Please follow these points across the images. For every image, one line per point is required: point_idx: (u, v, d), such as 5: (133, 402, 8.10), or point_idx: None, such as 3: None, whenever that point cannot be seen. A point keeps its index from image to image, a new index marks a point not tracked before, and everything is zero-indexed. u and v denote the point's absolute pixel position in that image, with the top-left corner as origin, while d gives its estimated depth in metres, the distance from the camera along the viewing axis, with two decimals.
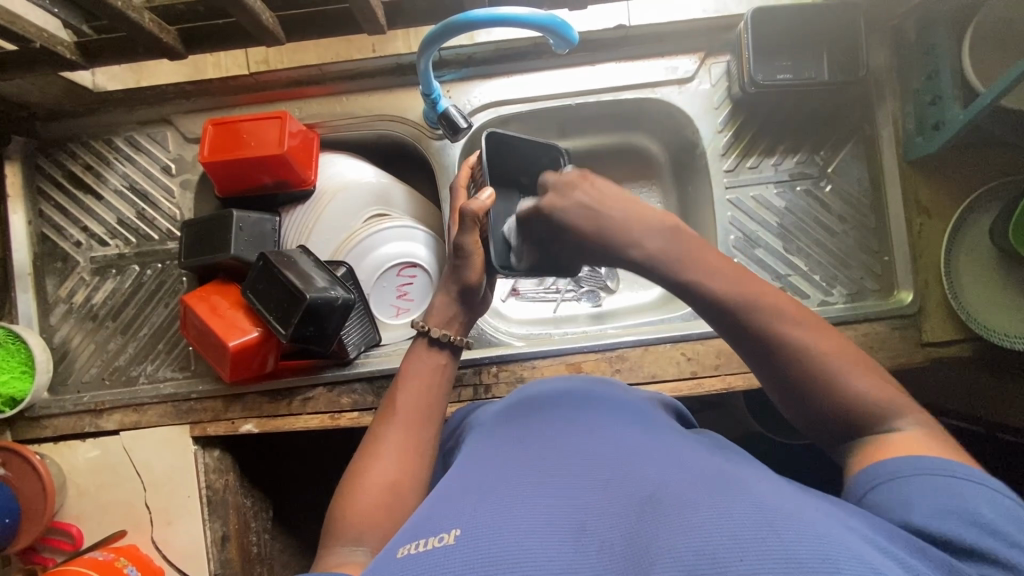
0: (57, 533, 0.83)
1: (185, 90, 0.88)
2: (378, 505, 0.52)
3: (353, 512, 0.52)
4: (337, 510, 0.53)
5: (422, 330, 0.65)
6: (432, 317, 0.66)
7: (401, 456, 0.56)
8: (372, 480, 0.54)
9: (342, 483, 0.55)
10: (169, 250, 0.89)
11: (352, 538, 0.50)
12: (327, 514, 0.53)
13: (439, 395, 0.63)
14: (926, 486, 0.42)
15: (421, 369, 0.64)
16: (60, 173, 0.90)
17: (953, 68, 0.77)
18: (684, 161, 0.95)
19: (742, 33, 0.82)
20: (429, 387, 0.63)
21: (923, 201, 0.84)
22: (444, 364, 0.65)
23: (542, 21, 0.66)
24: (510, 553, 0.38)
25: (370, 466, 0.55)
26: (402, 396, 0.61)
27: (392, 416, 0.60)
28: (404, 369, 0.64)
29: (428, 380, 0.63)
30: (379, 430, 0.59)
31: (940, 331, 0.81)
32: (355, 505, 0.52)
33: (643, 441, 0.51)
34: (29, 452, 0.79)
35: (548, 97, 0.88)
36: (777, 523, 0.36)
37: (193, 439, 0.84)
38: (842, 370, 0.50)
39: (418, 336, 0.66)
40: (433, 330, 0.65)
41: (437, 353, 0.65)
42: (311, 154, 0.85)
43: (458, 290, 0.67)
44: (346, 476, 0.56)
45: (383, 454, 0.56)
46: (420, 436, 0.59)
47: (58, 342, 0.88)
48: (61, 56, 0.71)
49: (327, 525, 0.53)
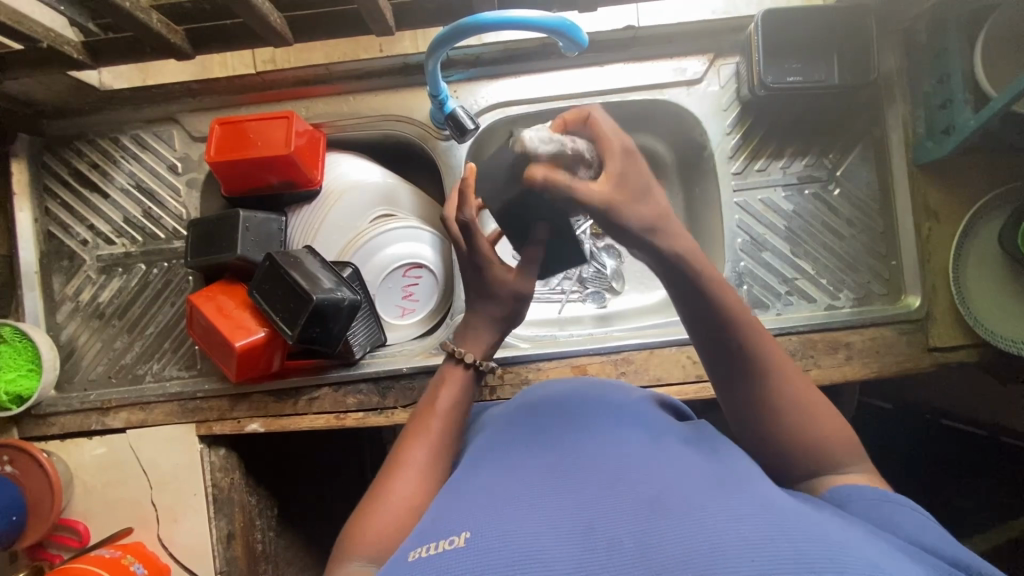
0: (64, 530, 0.83)
1: (191, 88, 0.88)
2: (395, 523, 0.53)
3: (371, 529, 0.52)
4: (355, 524, 0.54)
5: (454, 355, 0.66)
6: (467, 344, 0.66)
7: (425, 473, 0.57)
8: (396, 497, 0.54)
9: (366, 496, 0.56)
10: (175, 248, 0.89)
11: (366, 555, 0.51)
12: (345, 527, 0.54)
13: (461, 418, 0.63)
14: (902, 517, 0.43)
15: (447, 394, 0.63)
16: (66, 172, 0.90)
17: (965, 70, 0.76)
18: (692, 163, 0.94)
19: (752, 34, 0.81)
20: (455, 410, 0.63)
21: (933, 206, 0.83)
22: (469, 390, 0.65)
23: (552, 24, 0.66)
24: (518, 555, 0.38)
25: (393, 480, 0.56)
26: (429, 415, 0.62)
27: (418, 432, 0.60)
28: (434, 389, 0.64)
29: (457, 404, 0.63)
30: (404, 448, 0.59)
31: (946, 336, 0.81)
32: (372, 520, 0.53)
33: (660, 445, 0.50)
34: (37, 450, 0.80)
35: (556, 98, 0.87)
36: (788, 531, 0.37)
37: (200, 437, 0.84)
38: (761, 348, 0.53)
39: (450, 363, 0.66)
40: (479, 364, 0.65)
41: (470, 386, 0.65)
42: (318, 154, 0.85)
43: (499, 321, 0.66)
44: (370, 490, 0.56)
45: (408, 469, 0.57)
46: (443, 457, 0.59)
47: (64, 340, 0.88)
48: (67, 56, 0.71)
49: (342, 540, 0.53)
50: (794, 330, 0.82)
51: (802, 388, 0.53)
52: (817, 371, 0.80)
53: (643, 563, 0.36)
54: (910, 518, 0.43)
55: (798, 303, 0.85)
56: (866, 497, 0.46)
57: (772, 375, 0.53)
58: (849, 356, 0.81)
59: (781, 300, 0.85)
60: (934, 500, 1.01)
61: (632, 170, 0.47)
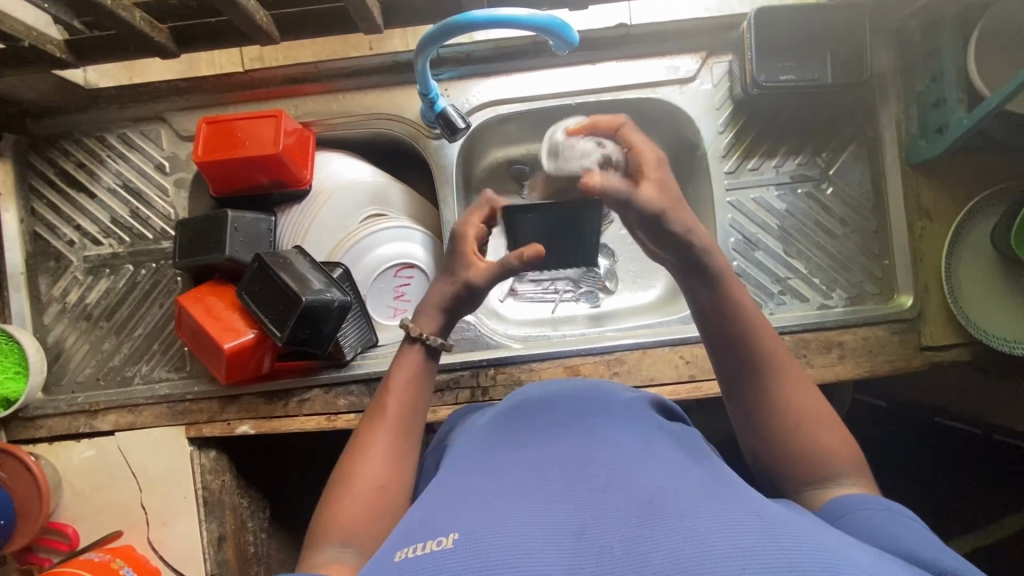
0: (53, 534, 0.82)
1: (179, 87, 0.87)
2: (364, 508, 0.53)
3: (343, 515, 0.52)
4: (325, 512, 0.53)
5: (415, 337, 0.63)
6: (421, 321, 0.63)
7: (391, 459, 0.57)
8: (362, 482, 0.54)
9: (333, 483, 0.55)
10: (163, 249, 0.88)
11: (340, 539, 0.51)
12: (314, 515, 0.54)
13: (421, 398, 0.62)
14: (897, 525, 0.43)
15: (405, 372, 0.62)
16: (52, 172, 0.88)
17: (958, 69, 0.76)
18: (685, 162, 0.94)
19: (745, 33, 0.81)
20: (413, 389, 0.61)
21: (925, 205, 0.83)
22: (428, 367, 0.64)
23: (543, 23, 0.65)
24: (507, 558, 0.38)
25: (360, 466, 0.56)
26: (388, 395, 0.60)
27: (380, 417, 0.59)
28: (392, 369, 0.63)
29: (415, 384, 0.62)
30: (367, 433, 0.58)
31: (939, 335, 0.81)
32: (341, 507, 0.53)
33: (648, 445, 0.50)
34: (24, 454, 0.79)
35: (548, 96, 0.86)
36: (780, 537, 0.36)
37: (189, 439, 0.83)
38: (760, 330, 0.56)
39: (404, 341, 0.64)
40: (429, 338, 0.63)
41: (428, 364, 0.64)
42: (307, 154, 0.84)
43: (456, 281, 0.63)
44: (336, 477, 0.56)
45: (373, 455, 0.56)
46: (406, 438, 0.59)
47: (51, 341, 0.87)
48: (50, 56, 0.70)
49: (313, 527, 0.53)
50: (786, 330, 0.81)
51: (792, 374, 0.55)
52: (809, 370, 0.80)
53: (633, 565, 0.36)
54: (903, 523, 0.43)
55: (791, 303, 0.85)
56: (861, 507, 0.46)
57: (767, 353, 0.55)
58: (842, 356, 0.80)
59: (774, 299, 0.85)
60: (927, 498, 1.01)
61: (664, 174, 0.57)
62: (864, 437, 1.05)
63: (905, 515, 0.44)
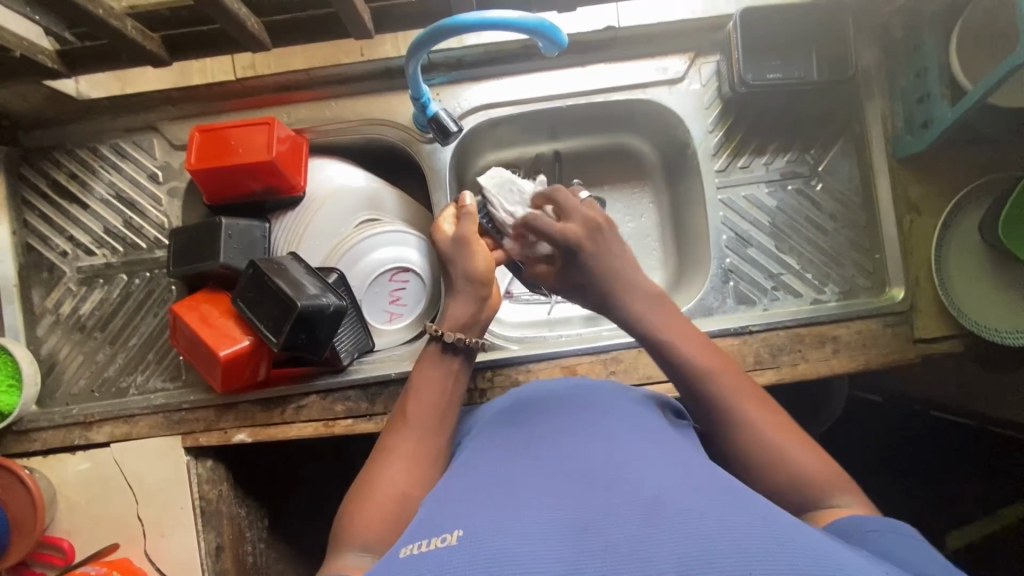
0: (48, 548, 0.81)
1: (170, 96, 0.87)
2: (387, 514, 0.52)
3: (362, 520, 0.52)
4: (346, 516, 0.53)
5: (434, 336, 0.64)
6: (443, 321, 0.65)
7: (411, 465, 0.56)
8: (384, 489, 0.54)
9: (354, 490, 0.55)
10: (157, 258, 0.88)
11: (362, 544, 0.50)
12: (336, 521, 0.53)
13: (448, 400, 0.62)
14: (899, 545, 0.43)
15: (429, 376, 0.62)
16: (44, 183, 0.88)
17: (941, 65, 0.77)
18: (675, 161, 0.95)
19: (732, 32, 0.82)
20: (438, 394, 0.61)
21: (913, 199, 0.84)
22: (454, 369, 0.64)
23: (532, 25, 0.66)
24: (511, 555, 0.37)
25: (380, 474, 0.55)
26: (411, 403, 0.60)
27: (404, 422, 0.59)
28: (414, 375, 0.63)
29: (441, 388, 0.62)
30: (390, 439, 0.59)
31: (931, 327, 0.82)
32: (364, 512, 0.52)
33: (656, 445, 0.50)
34: (18, 467, 0.78)
35: (539, 99, 0.87)
36: (787, 542, 0.36)
37: (185, 449, 0.82)
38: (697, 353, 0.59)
39: (430, 343, 0.64)
40: (446, 335, 0.63)
41: (449, 361, 0.64)
42: (301, 160, 0.84)
43: (460, 285, 0.66)
44: (358, 483, 0.55)
45: (394, 461, 0.56)
46: (432, 439, 0.59)
47: (45, 353, 0.86)
48: (42, 65, 0.70)
49: (335, 532, 0.52)
50: (780, 326, 0.82)
51: (693, 328, 0.61)
52: (805, 364, 0.81)
53: (636, 567, 0.35)
54: (910, 545, 0.43)
55: (785, 298, 0.85)
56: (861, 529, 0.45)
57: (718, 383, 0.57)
58: (835, 350, 0.81)
59: (768, 295, 0.85)
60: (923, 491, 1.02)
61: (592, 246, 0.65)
62: (860, 431, 1.05)
63: (913, 536, 0.44)
